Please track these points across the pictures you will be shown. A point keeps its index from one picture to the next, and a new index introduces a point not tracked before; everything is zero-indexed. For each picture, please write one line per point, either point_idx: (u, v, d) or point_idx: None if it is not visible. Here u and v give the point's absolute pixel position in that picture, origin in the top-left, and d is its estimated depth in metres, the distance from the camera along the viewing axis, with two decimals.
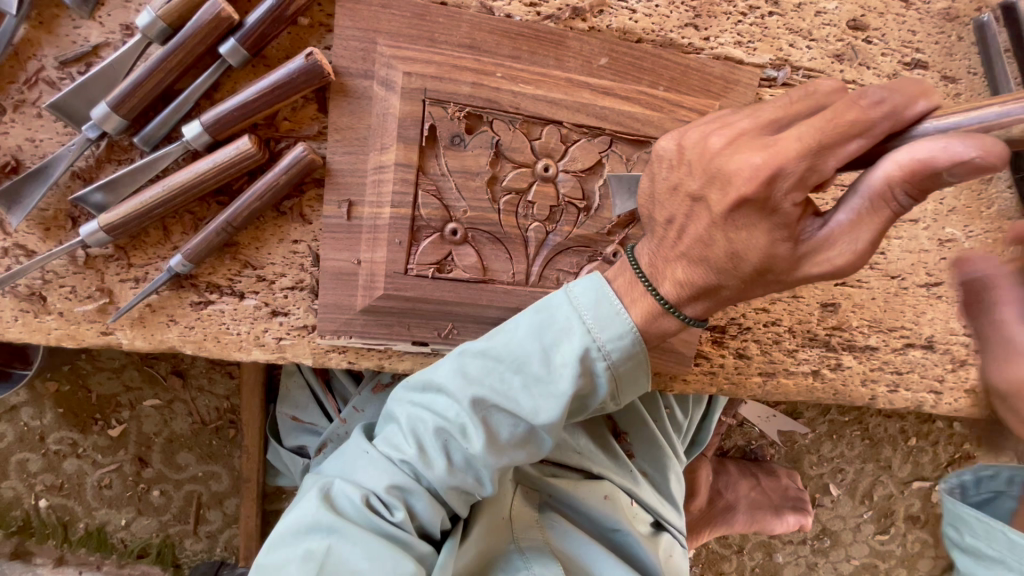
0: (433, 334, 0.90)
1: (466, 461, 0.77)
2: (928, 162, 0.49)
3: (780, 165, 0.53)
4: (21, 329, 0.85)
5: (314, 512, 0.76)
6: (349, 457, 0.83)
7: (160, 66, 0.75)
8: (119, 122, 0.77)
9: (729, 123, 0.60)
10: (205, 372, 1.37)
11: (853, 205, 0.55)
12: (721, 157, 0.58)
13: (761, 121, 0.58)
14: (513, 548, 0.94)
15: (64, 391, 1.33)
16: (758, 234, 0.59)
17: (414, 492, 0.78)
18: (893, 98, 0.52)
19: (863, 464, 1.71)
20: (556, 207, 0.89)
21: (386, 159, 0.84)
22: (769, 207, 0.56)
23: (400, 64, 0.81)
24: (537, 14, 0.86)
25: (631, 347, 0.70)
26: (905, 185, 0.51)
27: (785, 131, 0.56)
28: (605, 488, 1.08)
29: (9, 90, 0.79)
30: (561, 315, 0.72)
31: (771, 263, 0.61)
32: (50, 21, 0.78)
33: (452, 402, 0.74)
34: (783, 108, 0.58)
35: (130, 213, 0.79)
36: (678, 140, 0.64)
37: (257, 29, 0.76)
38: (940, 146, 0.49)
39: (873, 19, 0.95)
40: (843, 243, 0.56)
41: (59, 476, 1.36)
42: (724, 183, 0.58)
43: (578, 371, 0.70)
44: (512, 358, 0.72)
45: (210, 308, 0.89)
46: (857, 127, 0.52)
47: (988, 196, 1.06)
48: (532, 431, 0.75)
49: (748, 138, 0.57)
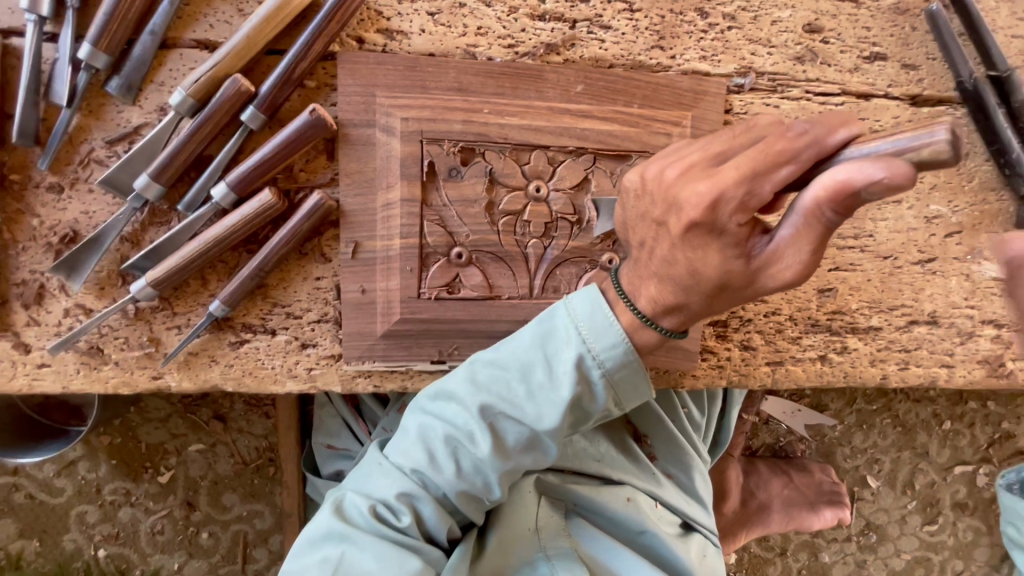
0: (443, 352, 0.97)
1: (474, 467, 0.83)
2: (845, 183, 0.54)
3: (721, 191, 0.60)
4: (83, 381, 0.96)
5: (328, 521, 0.83)
6: (363, 470, 0.89)
7: (190, 139, 0.87)
8: (158, 189, 0.88)
9: (681, 155, 0.67)
10: (243, 414, 1.46)
11: (792, 222, 0.60)
12: (675, 187, 0.65)
13: (709, 154, 0.64)
14: (541, 556, 0.99)
15: (116, 443, 1.43)
16: (712, 253, 0.66)
17: (421, 498, 0.84)
18: (815, 129, 0.58)
19: (899, 452, 1.68)
20: (551, 222, 0.97)
21: (393, 197, 0.93)
22: (717, 229, 0.63)
23: (397, 111, 0.91)
24: (516, 54, 0.95)
25: (625, 356, 0.76)
26: (830, 205, 0.56)
27: (726, 164, 0.62)
28: (628, 491, 1.11)
29: (66, 171, 0.91)
30: (561, 325, 0.79)
31: (727, 279, 0.67)
32: (98, 108, 0.90)
33: (461, 410, 0.81)
34: (727, 141, 0.64)
35: (172, 269, 0.89)
36: (640, 172, 0.71)
37: (269, 94, 0.87)
38: (854, 169, 0.53)
39: (828, 21, 1.02)
40: (787, 257, 0.63)
41: (115, 526, 1.45)
42: (678, 209, 0.64)
43: (576, 378, 0.76)
44: (517, 366, 0.80)
45: (247, 345, 0.98)
46: (785, 155, 0.58)
47: (968, 170, 1.09)
48: (536, 436, 0.81)
49: (698, 168, 0.64)
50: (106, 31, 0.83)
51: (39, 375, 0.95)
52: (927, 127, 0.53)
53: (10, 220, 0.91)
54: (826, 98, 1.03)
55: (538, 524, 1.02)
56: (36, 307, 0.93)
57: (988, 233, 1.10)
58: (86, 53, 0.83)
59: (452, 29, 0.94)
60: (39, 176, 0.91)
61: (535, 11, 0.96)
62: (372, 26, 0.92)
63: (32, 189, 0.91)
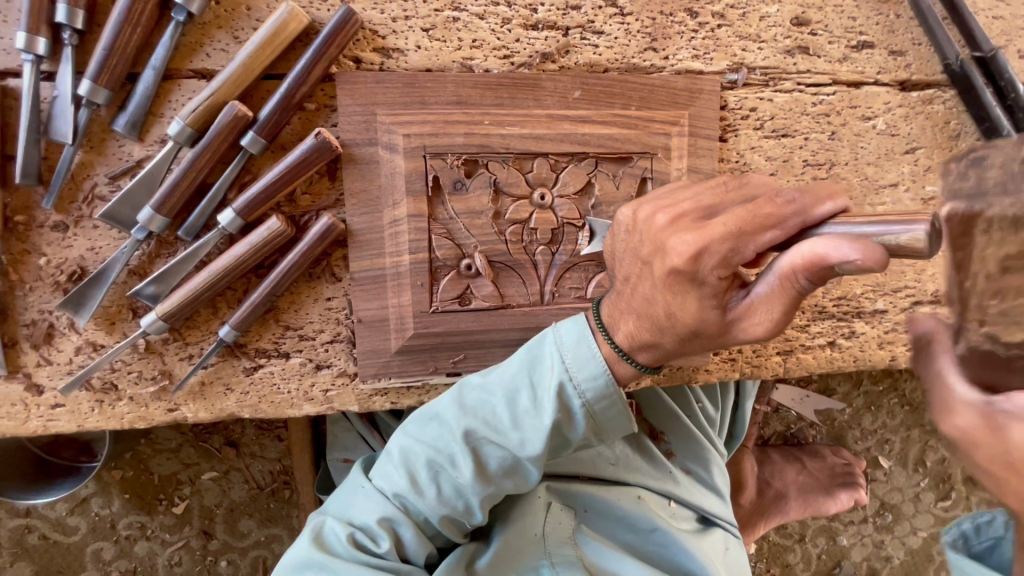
0: (447, 363, 0.98)
1: (455, 491, 0.84)
2: (821, 257, 0.56)
3: (705, 245, 0.63)
4: (99, 417, 0.95)
5: (307, 550, 0.84)
6: (347, 494, 0.91)
7: (191, 167, 0.87)
8: (162, 220, 0.88)
9: (673, 202, 0.70)
10: (256, 439, 1.45)
11: (769, 281, 0.63)
12: (664, 233, 0.67)
13: (702, 206, 0.68)
14: (545, 564, 1.00)
15: (128, 477, 1.42)
16: (691, 300, 0.67)
17: (402, 522, 0.85)
18: (802, 198, 0.62)
19: (908, 431, 1.70)
20: (558, 229, 0.98)
21: (399, 214, 0.93)
22: (697, 279, 0.65)
23: (399, 128, 0.92)
24: (512, 64, 0.96)
25: (605, 388, 0.77)
26: (805, 272, 0.59)
27: (713, 218, 0.65)
28: (637, 491, 1.11)
29: (71, 209, 0.91)
30: (547, 351, 0.80)
31: (702, 326, 0.69)
32: (99, 144, 0.90)
33: (445, 433, 0.83)
34: (719, 195, 0.67)
35: (181, 301, 0.89)
36: (633, 209, 0.73)
37: (270, 120, 0.87)
38: (832, 246, 0.56)
39: (814, 14, 1.03)
40: (760, 313, 0.65)
41: (132, 561, 1.43)
42: (663, 253, 0.67)
43: (557, 406, 0.78)
44: (501, 391, 0.81)
45: (261, 370, 0.98)
46: (773, 220, 0.61)
47: (960, 150, 1.10)
48: (517, 462, 0.82)
49: (688, 219, 0.67)
50: (106, 67, 0.83)
51: (53, 415, 0.94)
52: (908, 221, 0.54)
53: (15, 260, 0.91)
54: (817, 89, 1.05)
55: (544, 530, 1.02)
56: (46, 347, 0.93)
57: None
58: (87, 90, 0.83)
59: (447, 44, 0.95)
60: (43, 216, 0.90)
61: (528, 21, 0.96)
62: (369, 46, 0.93)
63: (37, 229, 0.90)
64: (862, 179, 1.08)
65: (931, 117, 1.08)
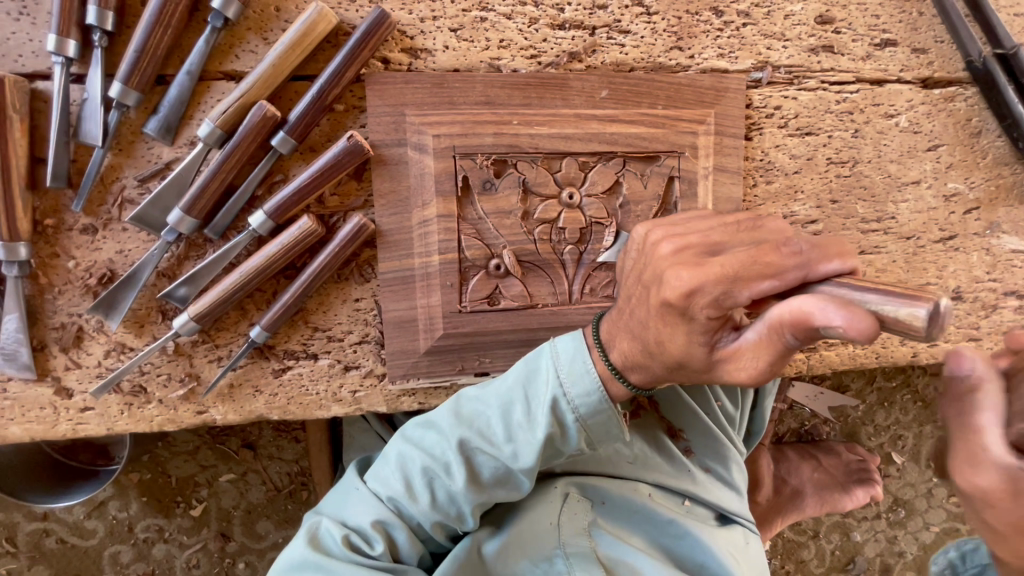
0: (475, 364, 0.98)
1: (449, 498, 0.84)
2: (807, 316, 0.54)
3: (700, 284, 0.61)
4: (128, 420, 0.95)
5: (302, 551, 0.84)
6: (342, 495, 0.90)
7: (221, 168, 0.86)
8: (191, 222, 0.87)
9: (685, 232, 0.68)
10: (273, 441, 1.45)
11: (758, 329, 0.60)
12: (666, 261, 0.66)
13: (708, 241, 0.66)
14: (558, 553, 1.00)
15: (146, 479, 1.41)
16: (679, 332, 0.66)
17: (396, 525, 0.85)
18: (810, 251, 0.58)
19: (921, 427, 1.70)
20: (586, 228, 0.98)
21: (428, 214, 0.93)
22: (687, 316, 0.64)
23: (428, 129, 0.92)
24: (539, 64, 0.97)
25: (599, 403, 0.78)
26: (791, 329, 0.57)
27: (715, 256, 0.63)
28: (648, 488, 1.11)
29: (100, 212, 0.90)
30: (543, 365, 0.81)
31: (688, 359, 0.68)
32: (128, 146, 0.89)
33: (440, 442, 0.83)
34: (730, 233, 0.66)
35: (214, 303, 0.89)
36: (645, 232, 0.74)
37: (301, 121, 0.87)
38: (819, 307, 0.53)
39: (838, 12, 1.04)
40: (745, 360, 0.63)
41: (150, 564, 1.43)
42: (659, 284, 0.66)
43: (551, 420, 0.78)
44: (496, 403, 0.82)
45: (290, 372, 0.98)
46: (772, 269, 0.58)
47: (982, 147, 1.10)
48: (510, 472, 0.83)
49: (692, 252, 0.65)
50: (137, 68, 0.83)
51: (82, 419, 0.94)
52: (913, 298, 0.49)
53: (45, 264, 0.90)
54: (841, 87, 1.05)
55: (559, 519, 1.03)
56: (75, 350, 0.92)
57: (1005, 207, 1.12)
58: (118, 92, 0.83)
59: (475, 44, 0.95)
60: (72, 219, 0.90)
61: (555, 21, 0.96)
62: (397, 46, 0.93)
63: (66, 231, 0.90)
64: (885, 176, 1.08)
65: (953, 114, 1.08)
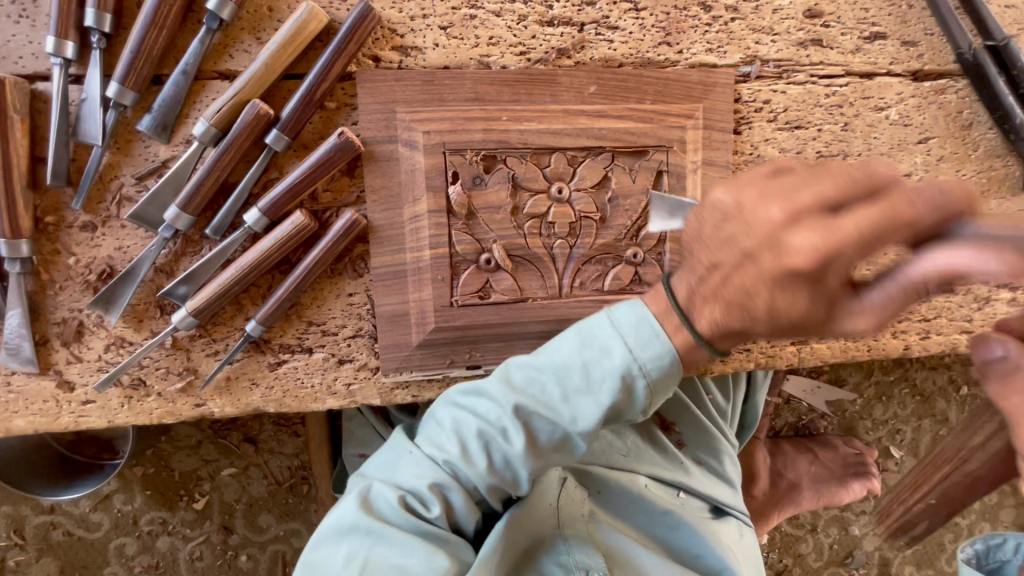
0: (466, 356, 1.00)
1: (505, 462, 0.81)
2: (955, 269, 0.54)
3: (836, 249, 0.56)
4: (129, 413, 0.98)
5: (354, 514, 0.81)
6: (390, 459, 0.87)
7: (216, 166, 0.88)
8: (187, 219, 0.89)
9: (790, 190, 0.61)
10: (273, 435, 1.47)
11: (890, 289, 0.59)
12: (782, 229, 0.59)
13: (823, 199, 0.58)
14: (557, 535, 0.97)
15: (149, 473, 1.44)
16: (800, 298, 0.62)
17: (452, 488, 0.82)
18: (945, 198, 0.56)
19: (919, 421, 1.70)
20: (576, 222, 0.99)
21: (419, 210, 0.95)
22: (814, 280, 0.60)
23: (418, 125, 0.93)
24: (528, 61, 0.98)
25: (670, 367, 0.74)
26: (933, 282, 0.57)
27: (839, 216, 0.57)
28: (643, 479, 1.12)
29: (99, 210, 0.93)
30: (603, 334, 0.76)
31: (802, 318, 0.65)
32: (125, 145, 0.91)
33: (494, 407, 0.79)
34: (842, 184, 0.59)
35: (209, 298, 0.91)
36: (734, 194, 0.65)
37: (293, 117, 0.89)
38: (976, 258, 0.53)
39: (827, 6, 1.04)
40: (870, 318, 0.62)
41: (154, 556, 1.46)
42: (778, 252, 0.60)
43: (618, 386, 0.75)
44: (556, 367, 0.77)
45: (285, 366, 1.00)
46: (907, 222, 0.56)
47: (973, 139, 1.10)
48: (569, 437, 0.79)
49: (812, 214, 0.58)
50: (132, 68, 0.85)
51: (84, 411, 0.96)
52: None
53: (46, 260, 0.93)
54: (830, 81, 1.06)
55: (557, 502, 1.01)
56: (76, 345, 0.95)
57: (998, 199, 1.11)
58: (115, 92, 0.85)
59: (464, 41, 0.96)
60: (72, 216, 0.92)
61: (543, 17, 0.98)
62: (387, 44, 0.94)
63: (66, 228, 0.92)
64: None
65: (944, 106, 1.09)
